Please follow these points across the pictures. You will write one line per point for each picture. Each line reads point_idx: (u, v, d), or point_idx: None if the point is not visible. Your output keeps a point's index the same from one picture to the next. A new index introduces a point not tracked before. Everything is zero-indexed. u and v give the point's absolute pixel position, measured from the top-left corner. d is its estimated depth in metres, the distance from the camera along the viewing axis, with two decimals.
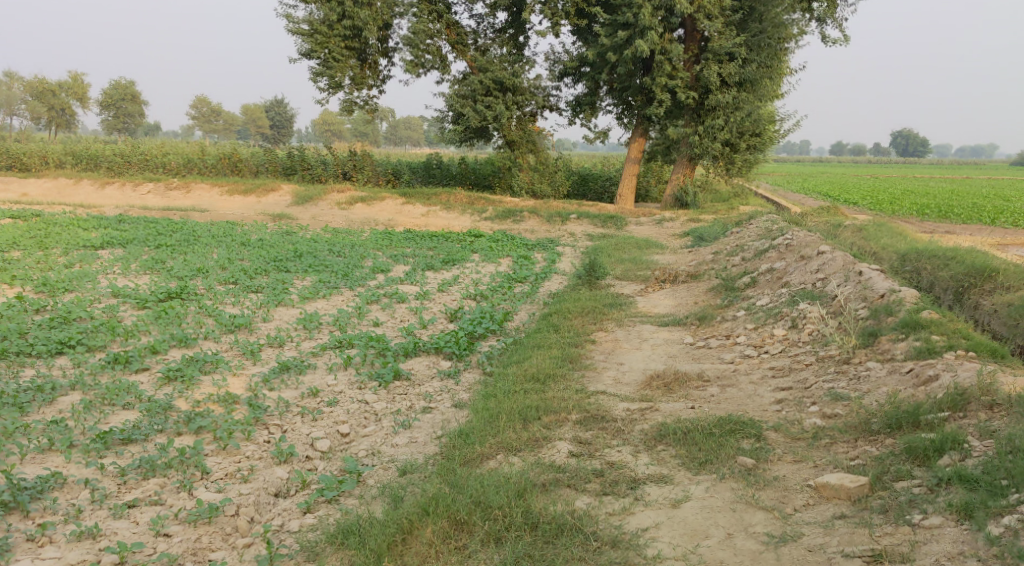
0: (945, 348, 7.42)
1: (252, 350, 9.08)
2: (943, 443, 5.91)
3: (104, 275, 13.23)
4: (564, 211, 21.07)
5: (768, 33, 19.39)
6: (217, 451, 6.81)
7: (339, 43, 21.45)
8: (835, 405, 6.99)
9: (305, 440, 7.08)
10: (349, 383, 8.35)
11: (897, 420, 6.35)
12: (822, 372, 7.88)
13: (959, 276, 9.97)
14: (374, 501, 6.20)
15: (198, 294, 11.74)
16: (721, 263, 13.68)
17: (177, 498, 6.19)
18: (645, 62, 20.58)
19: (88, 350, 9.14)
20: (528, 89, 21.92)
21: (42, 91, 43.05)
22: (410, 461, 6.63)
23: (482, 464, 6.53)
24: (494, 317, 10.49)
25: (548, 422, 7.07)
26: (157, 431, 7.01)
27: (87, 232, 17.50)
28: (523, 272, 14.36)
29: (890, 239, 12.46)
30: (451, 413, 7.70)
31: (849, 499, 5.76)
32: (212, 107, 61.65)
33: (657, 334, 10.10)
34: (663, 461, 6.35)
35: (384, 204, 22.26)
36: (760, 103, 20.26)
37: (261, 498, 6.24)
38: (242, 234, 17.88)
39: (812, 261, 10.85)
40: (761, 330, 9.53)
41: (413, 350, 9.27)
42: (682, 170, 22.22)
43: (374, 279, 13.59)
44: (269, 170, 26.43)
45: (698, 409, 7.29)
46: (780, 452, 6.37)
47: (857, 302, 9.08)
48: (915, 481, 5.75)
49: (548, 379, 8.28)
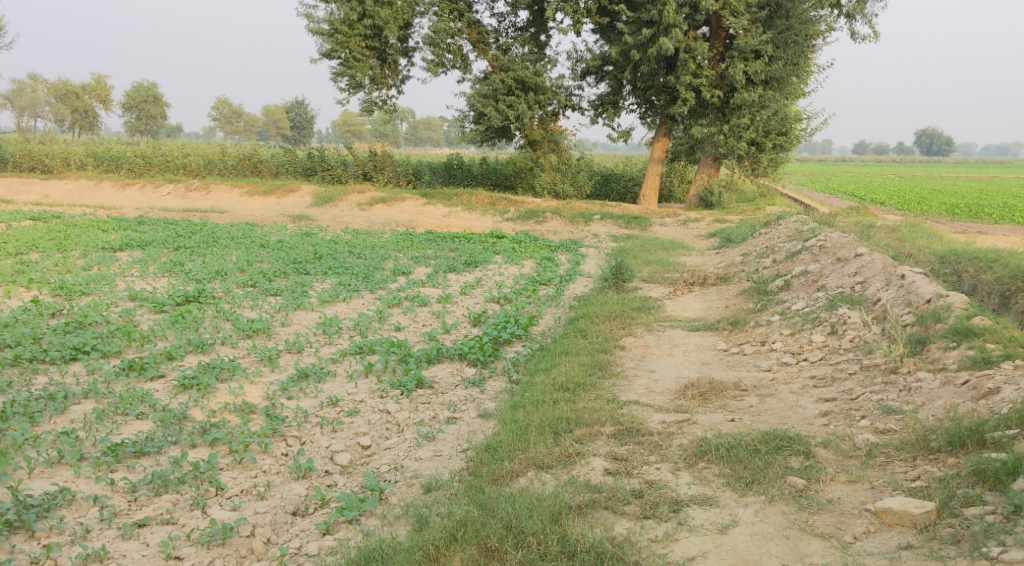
0: (1002, 358, 7.01)
1: (270, 356, 8.76)
2: (1016, 465, 5.49)
3: (122, 278, 13.02)
4: (588, 212, 20.64)
5: (795, 30, 18.85)
6: (232, 465, 6.48)
7: (360, 43, 21.19)
8: (888, 420, 6.58)
9: (324, 453, 6.75)
10: (370, 391, 8.02)
11: (959, 437, 5.94)
12: (869, 383, 7.44)
13: (1004, 279, 9.59)
14: (399, 521, 5.85)
15: (216, 298, 11.48)
16: (752, 264, 13.27)
17: (190, 517, 5.87)
18: (668, 60, 20.17)
19: (103, 357, 8.89)
20: (550, 88, 21.56)
21: (66, 93, 43.72)
22: (435, 478, 6.27)
23: (512, 482, 6.15)
24: (519, 320, 10.14)
25: (580, 436, 6.69)
26: (170, 443, 6.69)
27: (106, 234, 17.29)
28: (548, 274, 14.01)
29: (927, 240, 12.02)
30: (477, 423, 7.36)
31: (914, 527, 5.36)
32: (234, 109, 61.90)
33: (689, 339, 9.71)
34: (706, 480, 5.95)
35: (405, 204, 21.99)
36: (787, 102, 19.78)
37: (279, 517, 5.92)
38: (262, 236, 17.68)
39: (849, 263, 10.40)
40: (799, 336, 9.09)
41: (437, 356, 8.93)
42: (707, 169, 21.71)
43: (396, 282, 13.27)
44: (289, 171, 26.25)
45: (739, 422, 6.89)
46: (832, 471, 5.96)
47: (902, 307, 8.61)
48: (987, 508, 5.34)
49: (578, 388, 7.90)
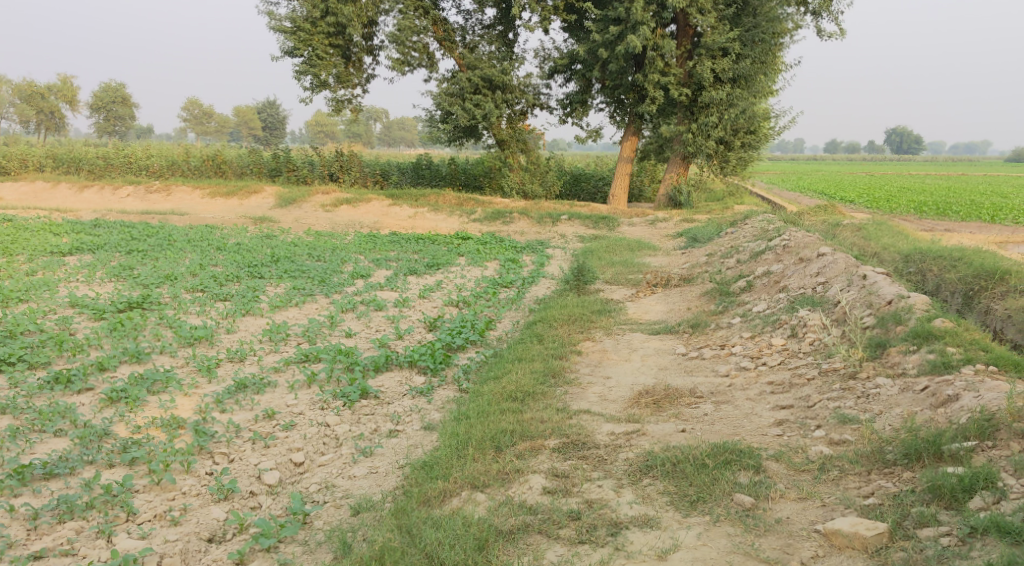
0: (963, 362, 6.75)
1: (208, 366, 8.34)
2: (972, 482, 5.27)
3: (65, 283, 12.51)
4: (555, 212, 20.29)
5: (762, 28, 18.63)
6: (149, 487, 6.05)
7: (323, 40, 20.74)
8: (843, 430, 6.28)
9: (251, 471, 6.34)
10: (310, 403, 7.60)
11: (916, 450, 5.69)
12: (827, 389, 7.12)
13: (968, 278, 9.30)
14: (320, 549, 5.49)
15: (161, 303, 11.02)
16: (716, 264, 12.97)
17: (92, 547, 5.45)
18: (637, 58, 19.82)
19: (29, 368, 8.44)
20: (518, 87, 21.19)
21: (30, 94, 42.69)
22: (364, 499, 5.90)
23: (445, 503, 5.79)
24: (474, 325, 9.78)
25: (522, 450, 6.34)
26: (86, 463, 6.26)
27: (57, 238, 16.73)
28: (509, 276, 13.65)
29: (892, 238, 11.76)
30: (419, 436, 7.00)
31: (865, 551, 5.07)
32: (204, 110, 60.83)
33: (648, 343, 9.39)
34: (649, 498, 5.63)
35: (370, 205, 21.59)
36: (755, 100, 19.42)
37: (190, 545, 5.52)
38: (220, 238, 17.19)
39: (811, 263, 10.10)
40: (758, 339, 8.80)
41: (384, 364, 8.51)
42: (676, 168, 21.45)
43: (353, 285, 12.83)
44: (254, 172, 25.69)
45: (690, 433, 6.56)
46: (782, 487, 5.66)
47: (862, 308, 8.32)
48: (942, 530, 5.09)
49: (527, 397, 7.55)
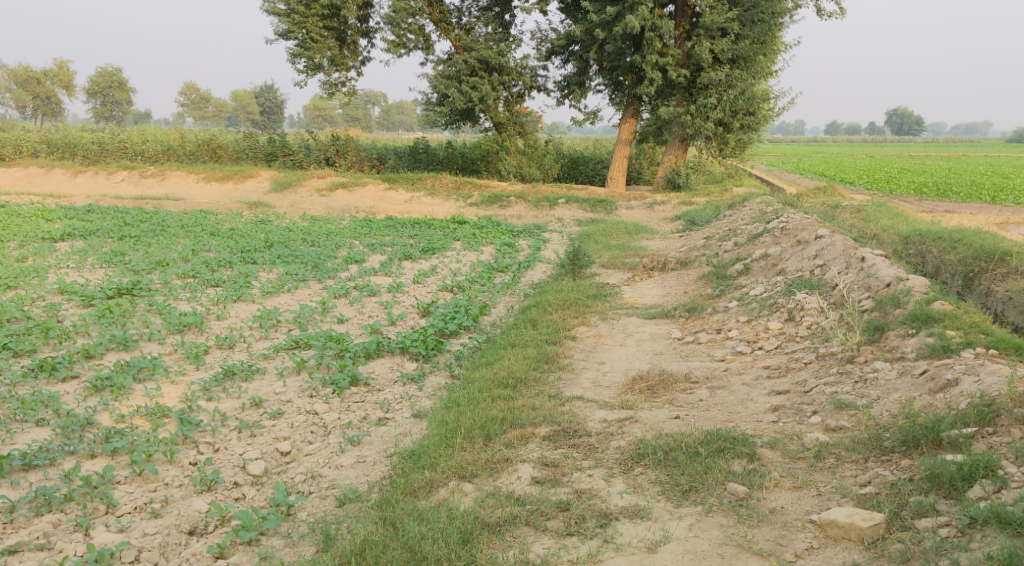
0: (962, 345, 6.60)
1: (196, 354, 8.19)
2: (971, 471, 5.15)
3: (55, 270, 12.33)
4: (553, 195, 20.06)
5: (761, 8, 18.41)
6: (130, 478, 5.93)
7: (317, 23, 20.46)
8: (840, 416, 6.15)
9: (235, 462, 6.22)
10: (299, 390, 7.44)
11: (914, 436, 5.56)
12: (823, 373, 6.99)
13: (968, 260, 9.13)
14: (303, 541, 5.38)
15: (151, 289, 10.85)
16: (714, 247, 12.80)
17: (69, 541, 5.34)
18: (635, 39, 19.57)
19: (14, 356, 8.28)
20: (515, 69, 20.91)
21: (27, 78, 42.26)
22: (350, 490, 5.78)
23: (432, 493, 5.67)
24: (468, 311, 9.62)
25: (512, 439, 6.20)
26: (66, 454, 6.13)
27: (49, 224, 16.51)
28: (505, 260, 13.47)
29: (891, 220, 11.58)
30: (409, 425, 6.87)
31: (860, 542, 4.94)
32: (201, 95, 60.35)
33: (644, 327, 9.23)
34: (640, 488, 5.51)
35: (366, 189, 21.40)
36: (754, 80, 19.00)
37: (170, 538, 5.39)
38: (215, 224, 16.98)
39: (809, 245, 9.93)
40: (755, 323, 8.64)
41: (375, 351, 8.36)
42: (675, 151, 21.24)
43: (347, 270, 12.65)
44: (249, 157, 25.44)
45: (684, 419, 6.43)
46: (777, 476, 5.53)
47: (861, 291, 8.17)
48: (941, 520, 4.96)
49: (519, 384, 7.41)
